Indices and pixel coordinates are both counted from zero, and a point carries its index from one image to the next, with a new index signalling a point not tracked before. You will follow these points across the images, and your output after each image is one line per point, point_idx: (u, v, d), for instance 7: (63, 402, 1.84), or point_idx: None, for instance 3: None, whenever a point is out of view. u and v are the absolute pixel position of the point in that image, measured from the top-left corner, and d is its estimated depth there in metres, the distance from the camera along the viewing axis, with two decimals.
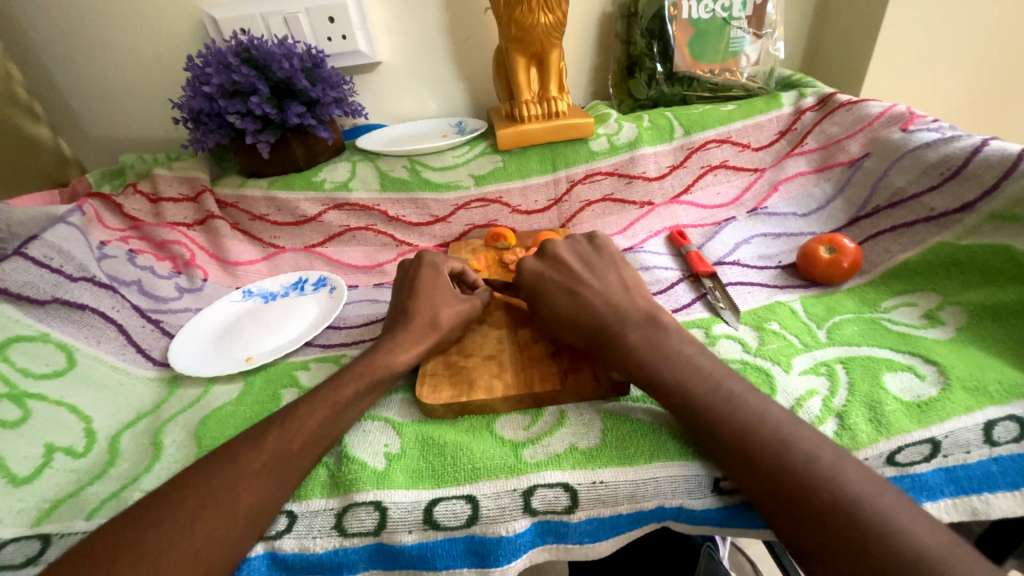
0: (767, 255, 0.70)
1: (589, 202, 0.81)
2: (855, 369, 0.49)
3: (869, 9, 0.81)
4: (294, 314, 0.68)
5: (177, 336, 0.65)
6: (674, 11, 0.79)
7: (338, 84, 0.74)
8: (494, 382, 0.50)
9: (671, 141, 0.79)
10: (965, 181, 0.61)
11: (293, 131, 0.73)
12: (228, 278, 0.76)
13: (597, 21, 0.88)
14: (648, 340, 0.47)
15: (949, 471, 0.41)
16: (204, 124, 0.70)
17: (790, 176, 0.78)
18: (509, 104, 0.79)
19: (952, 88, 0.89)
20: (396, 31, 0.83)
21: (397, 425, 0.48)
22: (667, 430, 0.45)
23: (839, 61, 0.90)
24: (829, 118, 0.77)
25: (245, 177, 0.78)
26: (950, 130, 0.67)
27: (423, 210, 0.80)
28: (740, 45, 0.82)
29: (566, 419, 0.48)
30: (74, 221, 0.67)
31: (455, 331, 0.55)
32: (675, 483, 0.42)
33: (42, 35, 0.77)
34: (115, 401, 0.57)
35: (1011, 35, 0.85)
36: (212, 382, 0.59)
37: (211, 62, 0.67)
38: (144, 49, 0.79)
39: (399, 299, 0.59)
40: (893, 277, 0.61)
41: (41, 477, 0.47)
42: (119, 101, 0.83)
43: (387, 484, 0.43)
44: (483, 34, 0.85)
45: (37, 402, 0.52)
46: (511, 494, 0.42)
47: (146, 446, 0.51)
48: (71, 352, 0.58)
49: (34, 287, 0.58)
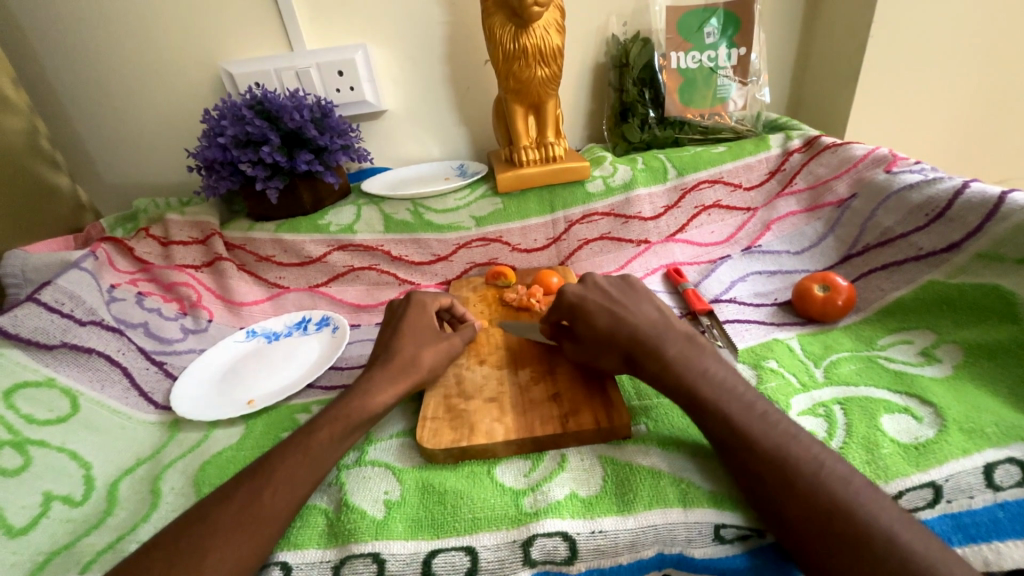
0: (763, 293, 0.72)
1: (587, 240, 0.83)
2: (853, 411, 0.49)
3: (847, 58, 0.87)
4: (296, 355, 0.68)
5: (180, 379, 0.65)
6: (664, 62, 0.85)
7: (345, 132, 0.78)
8: (495, 427, 0.50)
9: (665, 182, 0.82)
10: (950, 221, 0.63)
11: (301, 177, 0.76)
12: (233, 318, 0.78)
13: (591, 71, 0.93)
14: (661, 378, 0.47)
15: (955, 517, 0.40)
16: (217, 172, 0.73)
17: (781, 216, 0.80)
18: (508, 149, 0.82)
19: (932, 129, 0.93)
20: (402, 82, 0.88)
21: (396, 471, 0.48)
22: (666, 477, 0.45)
23: (823, 105, 0.95)
24: (816, 159, 0.79)
25: (253, 221, 0.80)
26: (932, 171, 0.68)
27: (425, 250, 0.82)
28: (727, 92, 0.86)
29: (565, 464, 0.48)
30: (88, 266, 0.69)
31: (433, 371, 0.55)
32: (676, 531, 0.41)
33: (70, 93, 0.82)
34: (115, 446, 0.57)
35: (988, 81, 0.89)
36: (214, 426, 0.59)
37: (226, 114, 0.71)
38: (164, 102, 0.84)
39: (382, 339, 0.59)
40: (888, 315, 0.62)
41: (38, 528, 0.47)
42: (137, 150, 0.87)
43: (386, 533, 0.42)
44: (483, 84, 0.90)
45: (39, 449, 0.52)
46: (510, 545, 0.41)
47: (144, 494, 0.51)
48: (75, 398, 0.58)
49: (44, 332, 0.59)
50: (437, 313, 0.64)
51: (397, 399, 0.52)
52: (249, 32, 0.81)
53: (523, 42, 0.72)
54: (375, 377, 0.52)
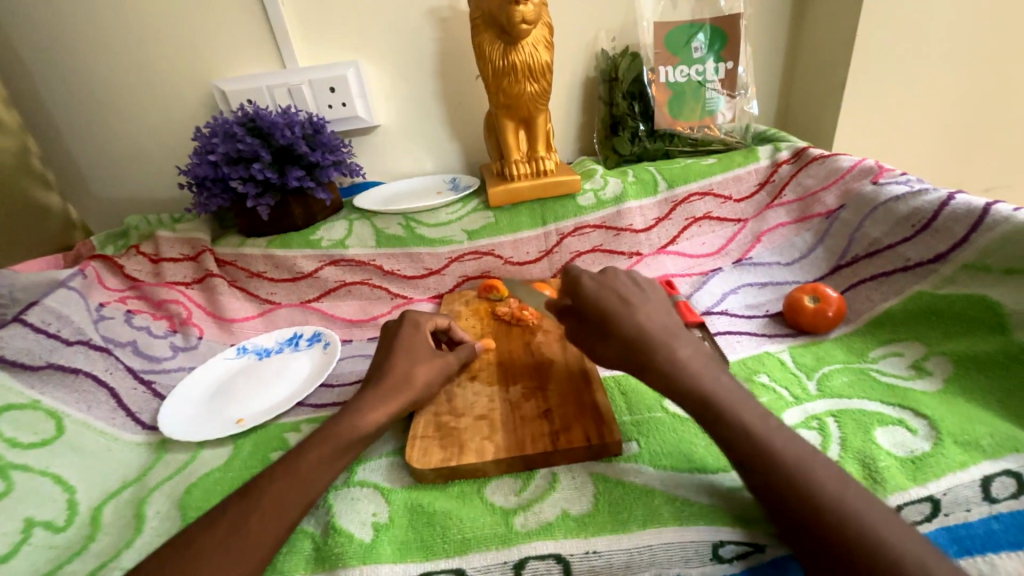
0: (754, 304, 0.72)
1: (579, 253, 0.83)
2: (847, 423, 0.49)
3: (832, 71, 0.88)
4: (287, 372, 0.68)
5: (167, 399, 0.64)
6: (653, 76, 0.86)
7: (336, 148, 0.78)
8: (485, 445, 0.50)
9: (655, 195, 0.83)
10: (936, 233, 0.63)
11: (293, 194, 0.77)
12: (224, 335, 0.77)
13: (582, 85, 0.94)
14: (668, 378, 0.45)
15: (952, 531, 0.39)
16: (208, 189, 0.73)
17: (771, 227, 0.81)
18: (500, 163, 0.83)
19: (918, 139, 0.94)
20: (394, 98, 0.89)
21: (385, 492, 0.48)
22: (661, 495, 0.44)
23: (809, 117, 0.96)
24: (804, 170, 0.80)
25: (245, 237, 0.80)
26: (918, 182, 0.69)
27: (418, 264, 0.82)
28: (715, 104, 0.87)
29: (557, 482, 0.47)
30: (75, 285, 0.68)
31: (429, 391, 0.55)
32: (671, 551, 0.41)
33: (63, 113, 0.82)
34: (100, 468, 0.56)
35: (971, 91, 0.91)
36: (201, 446, 0.58)
37: (217, 132, 0.71)
38: (156, 121, 0.84)
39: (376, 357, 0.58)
40: (878, 326, 0.63)
41: (17, 556, 0.46)
42: (129, 168, 0.87)
43: (374, 557, 0.41)
44: (475, 98, 0.91)
45: (22, 473, 0.51)
46: (501, 568, 0.41)
47: (129, 518, 0.50)
48: (60, 420, 0.57)
49: (29, 353, 0.59)
50: (432, 333, 0.63)
51: (390, 419, 0.51)
52: (240, 51, 0.81)
53: (512, 58, 0.72)
54: (369, 399, 0.51)
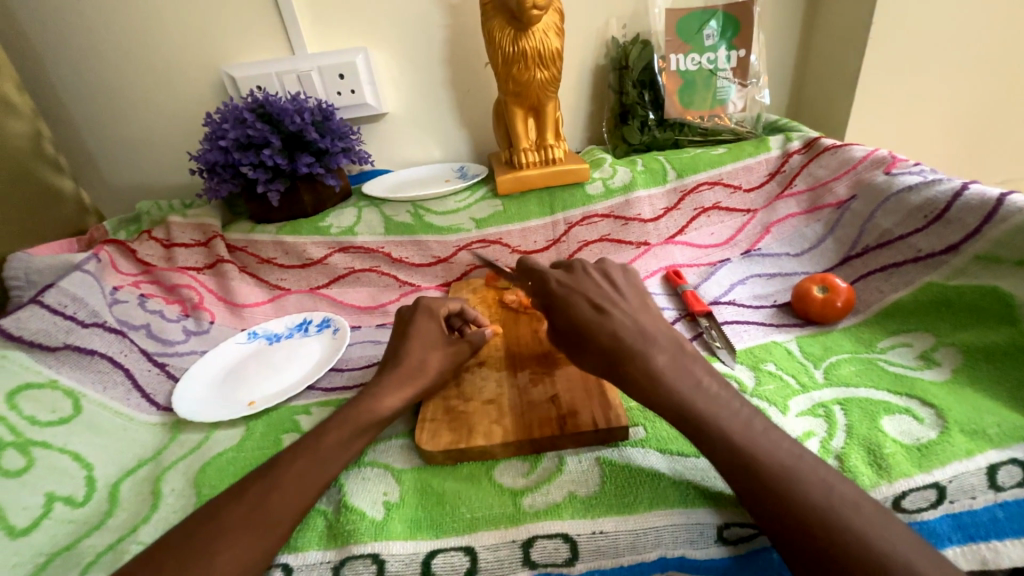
0: (762, 295, 0.72)
1: (587, 242, 0.83)
2: (853, 412, 0.49)
3: (846, 59, 0.87)
4: (297, 356, 0.69)
5: (181, 381, 0.65)
6: (663, 64, 0.85)
7: (346, 135, 0.78)
8: (493, 428, 0.50)
9: (664, 184, 0.82)
10: (949, 223, 0.63)
11: (302, 180, 0.77)
12: (234, 320, 0.78)
13: (592, 73, 0.93)
14: (676, 364, 0.45)
15: (955, 517, 0.40)
16: (219, 175, 0.73)
17: (781, 218, 0.80)
18: (508, 151, 0.83)
19: (932, 129, 0.93)
20: (403, 84, 0.88)
21: (396, 472, 0.49)
22: (666, 479, 0.45)
23: (822, 107, 0.95)
24: (816, 161, 0.79)
25: (255, 223, 0.80)
26: (932, 173, 0.68)
27: (425, 251, 0.83)
28: (726, 93, 0.86)
29: (564, 465, 0.48)
30: (90, 268, 0.70)
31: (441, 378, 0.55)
32: (676, 532, 0.41)
33: (75, 98, 0.83)
34: (117, 447, 0.57)
35: (989, 80, 0.89)
36: (215, 427, 0.59)
37: (228, 118, 0.71)
38: (167, 106, 0.85)
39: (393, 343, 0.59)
40: (887, 317, 0.62)
41: (39, 529, 0.47)
42: (140, 154, 0.88)
43: (385, 534, 0.43)
44: (483, 85, 0.90)
45: (42, 450, 0.52)
46: (509, 546, 0.42)
47: (145, 495, 0.51)
48: (78, 399, 0.59)
49: (46, 334, 0.60)
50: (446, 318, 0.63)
51: (400, 402, 0.51)
52: (249, 36, 0.81)
53: (523, 45, 0.72)
54: (386, 386, 0.52)
